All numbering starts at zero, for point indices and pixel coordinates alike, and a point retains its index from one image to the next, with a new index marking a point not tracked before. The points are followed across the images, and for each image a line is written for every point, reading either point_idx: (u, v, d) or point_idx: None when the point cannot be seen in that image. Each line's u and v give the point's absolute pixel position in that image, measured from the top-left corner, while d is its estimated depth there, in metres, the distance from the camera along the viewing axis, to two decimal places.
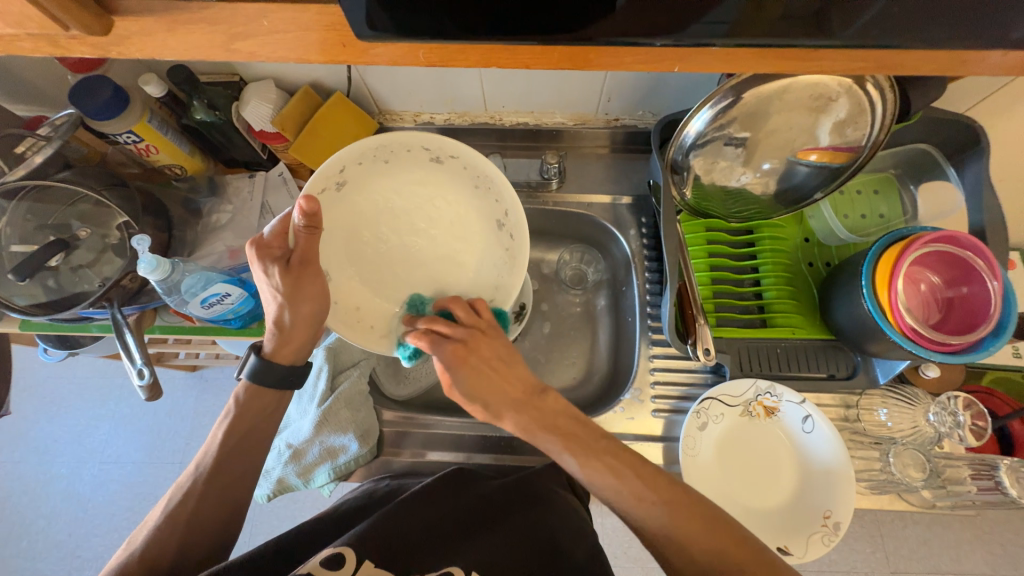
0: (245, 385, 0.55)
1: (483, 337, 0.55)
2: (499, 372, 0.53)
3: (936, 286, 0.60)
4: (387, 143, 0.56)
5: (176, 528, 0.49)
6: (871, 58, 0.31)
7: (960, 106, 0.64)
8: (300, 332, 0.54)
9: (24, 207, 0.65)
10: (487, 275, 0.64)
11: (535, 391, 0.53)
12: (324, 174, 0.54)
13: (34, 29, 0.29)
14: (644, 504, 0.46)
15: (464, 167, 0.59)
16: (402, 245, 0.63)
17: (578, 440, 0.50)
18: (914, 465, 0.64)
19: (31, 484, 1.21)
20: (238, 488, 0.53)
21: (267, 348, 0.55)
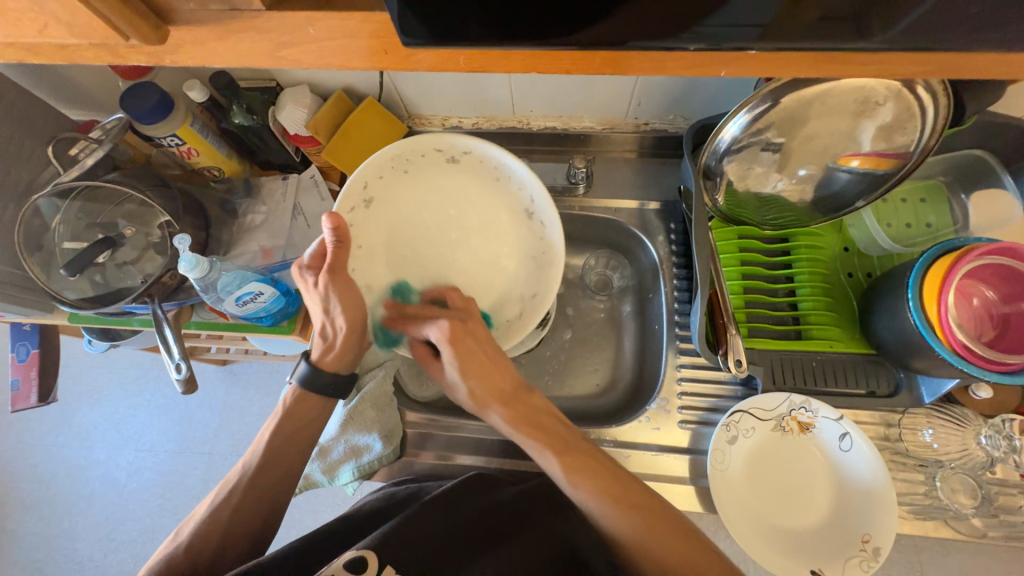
0: (293, 390, 0.57)
1: (474, 322, 0.58)
2: (490, 363, 0.57)
3: (991, 301, 0.56)
4: (402, 152, 0.60)
5: (214, 531, 0.50)
6: (934, 60, 0.30)
7: (1019, 110, 0.60)
8: (342, 340, 0.58)
9: (76, 207, 0.69)
10: (528, 272, 0.63)
11: (525, 389, 0.58)
12: (350, 193, 0.59)
13: (96, 39, 0.31)
14: (626, 514, 0.49)
15: (480, 161, 0.62)
16: (439, 251, 0.63)
17: (558, 439, 0.54)
18: (964, 491, 0.60)
19: (73, 468, 1.27)
20: (274, 492, 0.54)
21: (314, 356, 0.59)
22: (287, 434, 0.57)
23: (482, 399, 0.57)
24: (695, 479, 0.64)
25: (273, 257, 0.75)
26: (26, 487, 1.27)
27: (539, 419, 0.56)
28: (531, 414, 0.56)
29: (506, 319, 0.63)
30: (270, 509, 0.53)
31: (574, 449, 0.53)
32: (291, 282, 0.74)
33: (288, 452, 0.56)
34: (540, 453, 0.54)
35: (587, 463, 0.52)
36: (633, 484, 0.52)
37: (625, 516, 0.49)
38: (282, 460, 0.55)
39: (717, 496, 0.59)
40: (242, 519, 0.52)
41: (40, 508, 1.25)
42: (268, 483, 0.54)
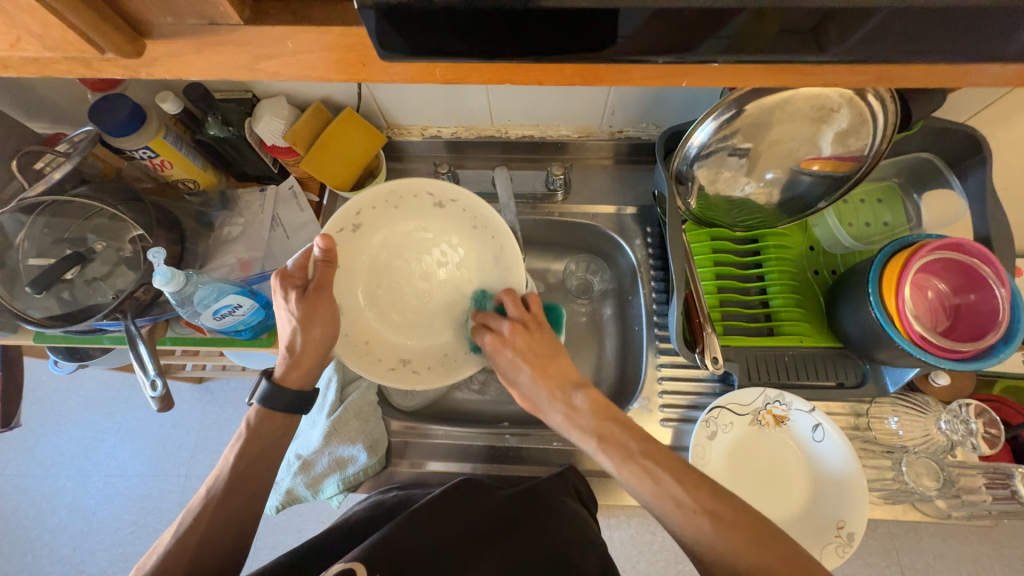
0: (257, 410, 0.54)
1: (529, 333, 0.57)
2: (550, 359, 0.57)
3: (943, 293, 0.60)
4: (396, 190, 0.61)
5: (182, 556, 0.47)
6: (874, 71, 0.32)
7: (962, 115, 0.65)
8: (310, 357, 0.56)
9: (41, 222, 0.67)
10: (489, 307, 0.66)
11: (576, 384, 0.56)
12: (342, 217, 0.59)
13: (70, 52, 0.31)
14: (683, 510, 0.45)
15: (464, 210, 0.64)
16: (407, 286, 0.66)
17: (622, 446, 0.50)
18: (928, 474, 0.63)
19: (38, 498, 1.21)
20: (240, 514, 0.51)
21: (277, 373, 0.56)
22: (251, 460, 0.53)
23: (528, 391, 0.57)
24: None
25: (251, 269, 0.74)
26: None
27: (602, 423, 0.52)
28: (603, 411, 0.53)
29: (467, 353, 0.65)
30: (238, 532, 0.51)
31: (641, 456, 0.49)
32: (271, 294, 0.73)
33: (268, 467, 0.54)
34: (601, 450, 0.51)
35: (644, 463, 0.48)
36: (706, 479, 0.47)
37: (693, 519, 0.44)
38: (249, 480, 0.53)
39: None
40: (216, 540, 0.49)
41: (1, 542, 1.18)
42: (241, 500, 0.51)
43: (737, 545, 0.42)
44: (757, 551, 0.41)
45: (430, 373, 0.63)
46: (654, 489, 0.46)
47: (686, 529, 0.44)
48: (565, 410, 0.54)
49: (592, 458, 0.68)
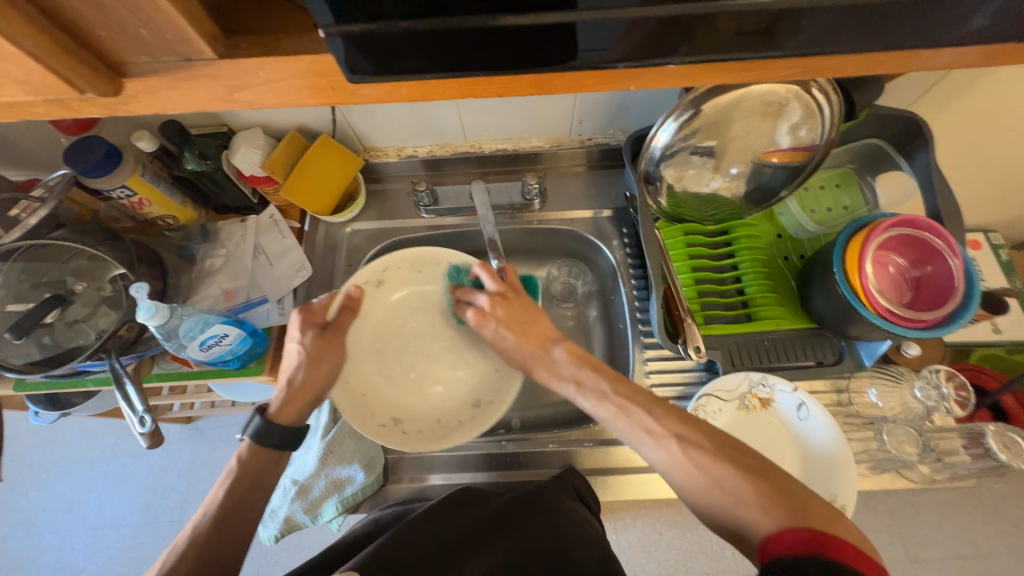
0: (246, 445, 0.53)
1: (509, 301, 0.62)
2: (530, 320, 0.61)
3: (903, 267, 0.63)
4: (421, 256, 0.69)
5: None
6: (805, 64, 0.35)
7: (904, 101, 0.70)
8: (306, 394, 0.58)
9: (19, 267, 0.67)
10: (485, 379, 0.69)
11: (554, 340, 0.59)
12: (368, 271, 0.67)
13: (50, 95, 0.32)
14: (675, 457, 0.44)
15: (477, 284, 0.68)
16: (417, 351, 0.70)
17: (592, 385, 0.53)
18: (908, 441, 0.66)
19: (21, 558, 1.15)
20: (224, 548, 0.49)
21: (271, 410, 0.55)
22: (241, 495, 0.51)
23: (512, 352, 0.61)
24: None
25: (236, 298, 0.74)
26: None
27: (579, 368, 0.55)
28: (579, 360, 0.56)
29: (459, 419, 0.67)
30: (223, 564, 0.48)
31: (614, 394, 0.51)
32: (257, 321, 0.74)
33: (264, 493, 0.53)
34: (579, 391, 0.54)
35: (620, 400, 0.50)
36: (693, 419, 0.48)
37: (663, 444, 0.46)
38: (236, 510, 0.51)
39: None
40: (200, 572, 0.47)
41: None
42: (230, 533, 0.50)
43: (707, 466, 0.43)
44: (730, 471, 0.42)
45: (418, 436, 0.65)
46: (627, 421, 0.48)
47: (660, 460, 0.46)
48: (547, 364, 0.58)
49: (590, 457, 0.68)
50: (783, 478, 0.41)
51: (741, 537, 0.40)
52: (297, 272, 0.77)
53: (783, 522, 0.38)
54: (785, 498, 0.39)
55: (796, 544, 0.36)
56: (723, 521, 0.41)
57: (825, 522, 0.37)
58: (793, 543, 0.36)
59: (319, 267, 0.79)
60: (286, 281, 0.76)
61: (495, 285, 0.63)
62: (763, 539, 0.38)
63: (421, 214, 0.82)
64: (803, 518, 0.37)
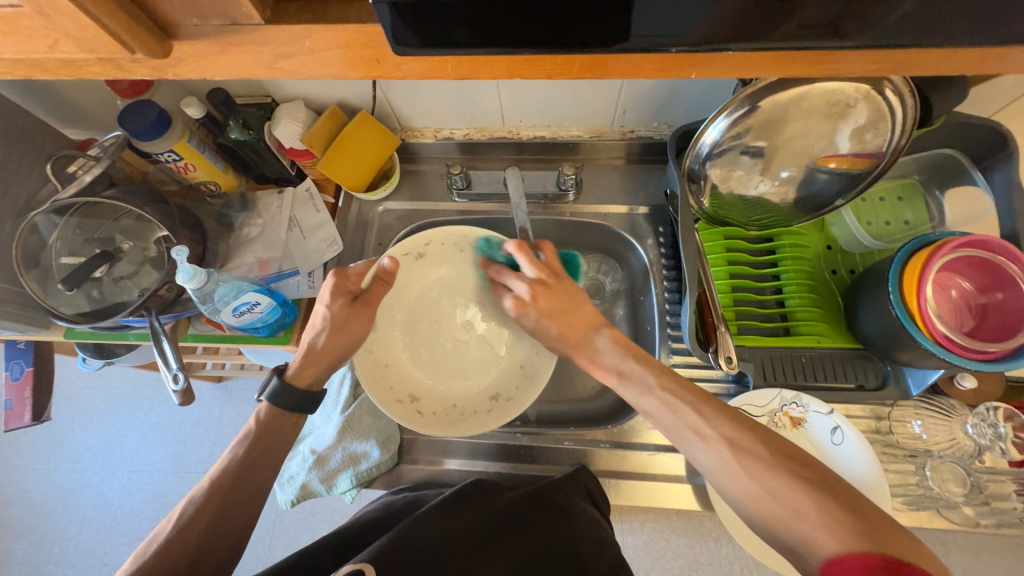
0: (264, 407, 0.55)
1: (548, 290, 0.60)
2: (572, 309, 0.59)
3: (967, 292, 0.58)
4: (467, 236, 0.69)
5: (190, 538, 0.46)
6: (887, 58, 0.32)
7: (987, 109, 0.63)
8: (328, 359, 0.59)
9: (74, 222, 0.70)
10: (507, 374, 0.69)
11: (597, 328, 0.58)
12: (412, 242, 0.67)
13: (104, 54, 0.32)
14: (727, 461, 0.43)
15: None
16: (444, 331, 0.71)
17: (637, 377, 0.52)
18: (954, 480, 0.62)
19: (65, 491, 1.25)
20: (246, 502, 0.50)
21: (289, 372, 0.57)
22: (257, 451, 0.53)
23: (548, 341, 0.62)
24: (691, 478, 0.65)
25: (269, 268, 0.76)
26: (16, 512, 1.24)
27: (623, 359, 0.54)
28: (623, 348, 0.55)
29: (475, 408, 0.67)
30: (246, 517, 0.50)
31: (660, 389, 0.50)
32: (289, 292, 0.75)
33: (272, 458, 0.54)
34: (621, 384, 0.53)
35: (664, 395, 0.49)
36: (736, 415, 0.46)
37: (714, 447, 0.44)
38: (254, 467, 0.52)
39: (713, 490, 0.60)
40: (225, 521, 0.48)
41: (29, 534, 1.22)
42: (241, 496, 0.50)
43: (760, 474, 0.41)
44: (785, 481, 0.40)
45: (432, 418, 0.65)
46: (675, 419, 0.47)
47: (709, 463, 0.44)
48: (589, 352, 0.58)
49: (605, 458, 0.67)
50: (840, 492, 0.39)
51: (800, 556, 0.37)
52: (329, 247, 0.78)
53: (846, 542, 0.35)
54: (853, 518, 0.36)
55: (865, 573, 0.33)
56: (780, 534, 0.39)
57: (898, 547, 0.34)
58: (862, 570, 0.33)
59: (350, 244, 0.80)
60: (317, 255, 0.77)
61: (534, 269, 0.61)
62: (825, 562, 0.35)
63: (453, 197, 0.81)
64: (880, 543, 0.34)
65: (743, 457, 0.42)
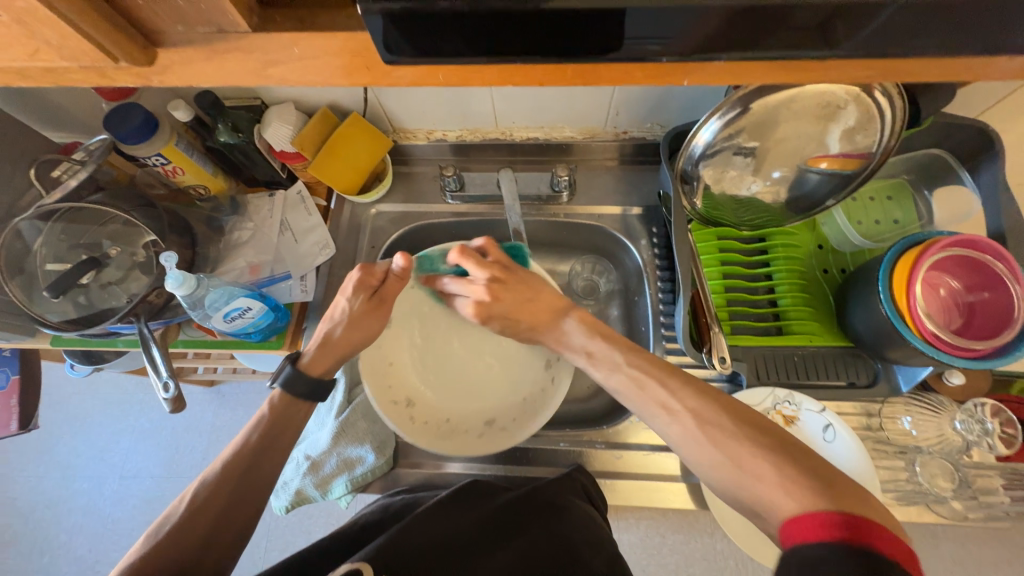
0: (278, 393, 0.55)
1: (504, 287, 0.62)
2: (532, 299, 0.62)
3: (956, 290, 0.59)
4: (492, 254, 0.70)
5: (198, 519, 0.46)
6: (877, 65, 0.32)
7: (973, 110, 0.64)
8: (341, 351, 0.60)
9: (59, 228, 0.69)
10: (512, 405, 0.67)
11: (563, 312, 0.62)
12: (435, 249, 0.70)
13: (86, 62, 0.32)
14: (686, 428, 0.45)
15: None
16: (461, 356, 0.71)
17: (606, 358, 0.55)
18: (942, 474, 0.63)
19: (53, 499, 1.23)
20: (256, 493, 0.50)
21: (302, 359, 0.58)
22: (270, 436, 0.53)
23: (527, 335, 0.64)
24: (685, 477, 0.65)
25: (260, 272, 0.75)
26: (4, 521, 1.22)
27: (590, 339, 0.58)
28: (590, 328, 0.59)
29: (467, 425, 0.66)
30: (253, 509, 0.49)
31: (627, 365, 0.53)
32: (280, 297, 0.74)
33: (274, 449, 0.52)
34: (590, 363, 0.56)
35: (632, 371, 0.52)
36: (699, 385, 0.48)
37: (678, 418, 0.46)
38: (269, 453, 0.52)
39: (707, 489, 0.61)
40: (234, 511, 0.48)
41: (19, 543, 1.20)
42: (249, 483, 0.49)
43: (721, 441, 0.42)
44: (745, 446, 0.41)
45: (423, 427, 0.64)
46: (638, 392, 0.50)
47: (676, 432, 0.46)
48: (557, 335, 0.61)
49: (601, 459, 0.67)
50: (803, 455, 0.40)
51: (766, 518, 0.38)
52: (321, 250, 0.77)
53: (804, 503, 0.35)
54: (812, 478, 0.37)
55: (821, 530, 0.33)
56: (744, 497, 0.40)
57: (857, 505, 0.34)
58: (816, 528, 0.33)
59: (343, 247, 0.80)
60: (310, 258, 0.77)
61: (483, 271, 0.62)
62: (786, 523, 0.36)
63: (447, 199, 0.81)
64: (834, 500, 0.34)
65: (699, 423, 0.45)
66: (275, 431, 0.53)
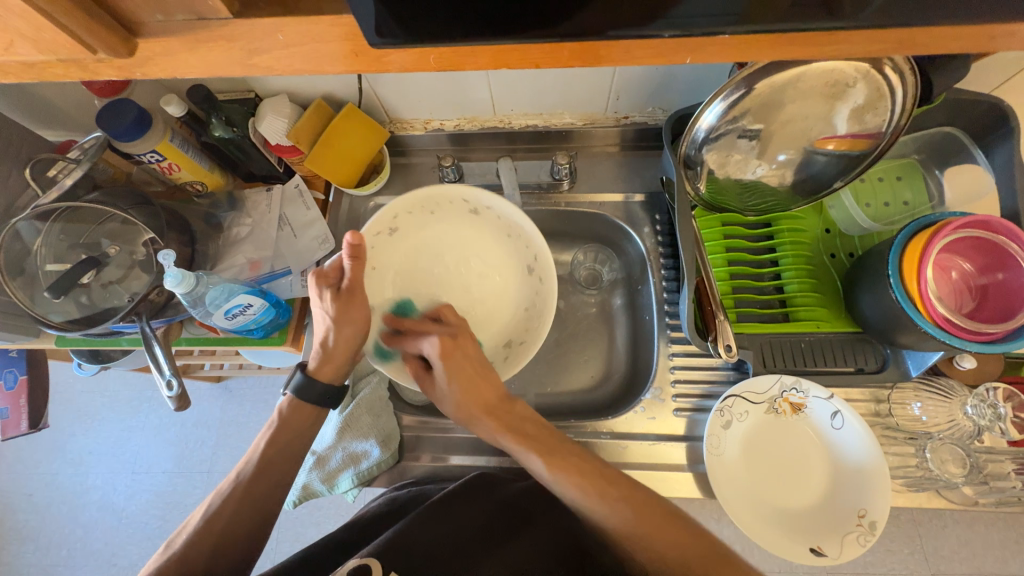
0: (288, 399, 0.57)
1: (465, 340, 0.59)
2: (480, 374, 0.58)
3: (968, 273, 0.58)
4: (434, 196, 0.65)
5: (206, 538, 0.49)
6: (893, 37, 0.30)
7: (987, 85, 0.62)
8: (342, 352, 0.58)
9: (58, 228, 0.68)
10: (519, 321, 0.69)
11: (508, 397, 0.58)
12: (379, 221, 0.63)
13: (65, 55, 0.31)
14: (614, 511, 0.49)
15: (498, 217, 0.66)
16: (449, 297, 0.69)
17: (541, 442, 0.54)
18: (954, 460, 0.62)
19: (68, 494, 1.25)
20: (268, 500, 0.53)
21: (310, 366, 0.58)
22: (278, 444, 0.55)
23: (461, 408, 0.57)
24: (692, 466, 0.64)
25: (261, 268, 0.75)
26: (21, 517, 1.25)
27: (526, 426, 0.56)
28: (530, 418, 0.57)
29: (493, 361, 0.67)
30: (263, 515, 0.53)
31: (562, 453, 0.53)
32: (281, 293, 0.74)
33: (282, 456, 0.55)
34: (526, 450, 0.54)
35: (563, 457, 0.53)
36: (615, 475, 0.52)
37: (615, 508, 0.49)
38: (274, 469, 0.54)
39: (715, 481, 0.60)
40: (246, 518, 0.51)
41: (37, 538, 1.23)
42: (263, 489, 0.53)
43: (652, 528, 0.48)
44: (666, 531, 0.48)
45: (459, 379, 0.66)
46: (575, 480, 0.51)
47: (601, 512, 0.49)
48: (498, 414, 0.57)
49: (607, 450, 0.66)
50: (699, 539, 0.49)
51: None
52: (320, 244, 0.76)
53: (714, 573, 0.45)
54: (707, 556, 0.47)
55: None
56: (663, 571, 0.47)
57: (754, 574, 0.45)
58: None
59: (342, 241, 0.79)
60: (309, 253, 0.76)
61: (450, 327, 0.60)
62: None
63: None
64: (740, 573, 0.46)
65: (632, 509, 0.49)
66: (284, 438, 0.56)
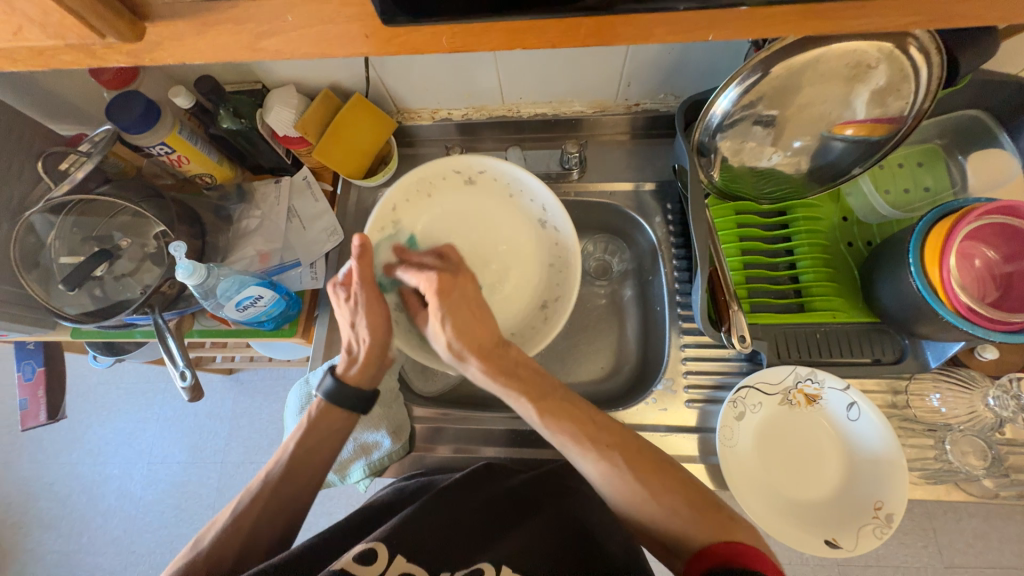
0: (318, 403, 0.58)
1: (463, 279, 0.60)
2: (474, 309, 0.59)
3: (993, 261, 0.56)
4: (424, 177, 0.66)
5: (234, 539, 0.50)
6: (921, 9, 0.29)
7: (1015, 65, 0.60)
8: (367, 353, 0.59)
9: (70, 222, 0.69)
10: (546, 280, 0.68)
11: (502, 342, 0.58)
12: (381, 214, 0.64)
13: (73, 40, 0.31)
14: (605, 464, 0.51)
15: (494, 178, 0.67)
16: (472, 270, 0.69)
17: (537, 389, 0.55)
18: (974, 452, 0.61)
19: (87, 484, 1.28)
20: (290, 502, 0.54)
21: (340, 370, 0.60)
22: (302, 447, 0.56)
23: (456, 348, 0.57)
24: (704, 457, 0.64)
25: (270, 260, 0.75)
26: (43, 506, 1.28)
27: (518, 371, 0.56)
28: (522, 364, 0.57)
29: (529, 329, 0.67)
30: (286, 520, 0.54)
31: (551, 399, 0.55)
32: (290, 284, 0.74)
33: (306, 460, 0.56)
34: (517, 396, 0.55)
35: (554, 407, 0.54)
36: (617, 430, 0.53)
37: (605, 458, 0.51)
38: (303, 471, 0.56)
39: (728, 472, 0.59)
40: (267, 521, 0.52)
41: (58, 526, 1.26)
42: (288, 492, 0.54)
43: (645, 479, 0.50)
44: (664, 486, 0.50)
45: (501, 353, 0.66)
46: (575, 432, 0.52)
47: (591, 459, 0.52)
48: (496, 357, 0.57)
49: None
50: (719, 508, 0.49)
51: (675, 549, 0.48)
52: (328, 236, 0.76)
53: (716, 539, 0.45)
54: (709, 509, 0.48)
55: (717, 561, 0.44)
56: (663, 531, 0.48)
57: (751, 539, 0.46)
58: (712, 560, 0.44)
59: (350, 232, 0.78)
60: (318, 245, 0.76)
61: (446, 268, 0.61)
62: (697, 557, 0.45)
63: None
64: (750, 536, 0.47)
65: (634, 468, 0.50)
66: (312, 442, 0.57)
